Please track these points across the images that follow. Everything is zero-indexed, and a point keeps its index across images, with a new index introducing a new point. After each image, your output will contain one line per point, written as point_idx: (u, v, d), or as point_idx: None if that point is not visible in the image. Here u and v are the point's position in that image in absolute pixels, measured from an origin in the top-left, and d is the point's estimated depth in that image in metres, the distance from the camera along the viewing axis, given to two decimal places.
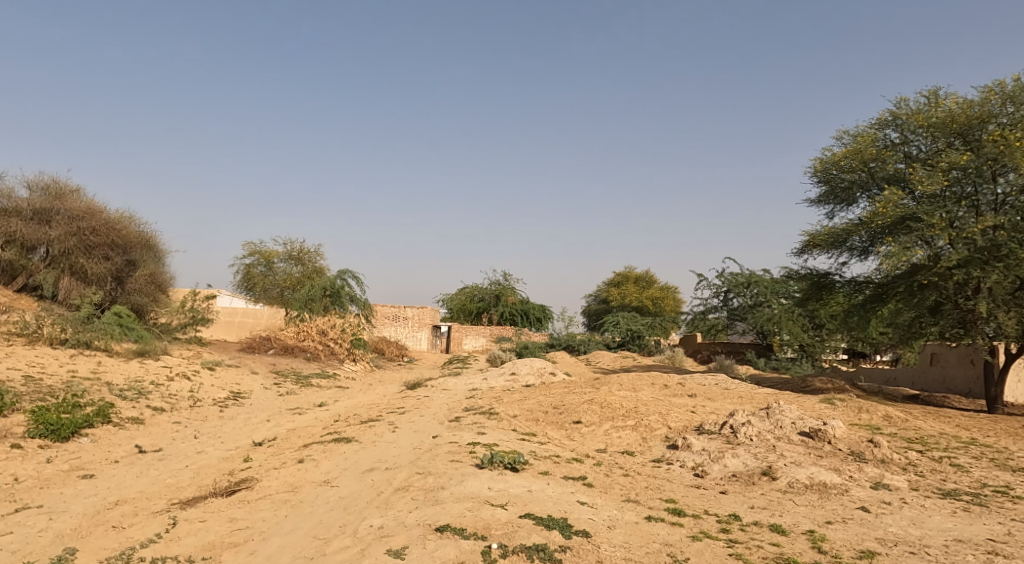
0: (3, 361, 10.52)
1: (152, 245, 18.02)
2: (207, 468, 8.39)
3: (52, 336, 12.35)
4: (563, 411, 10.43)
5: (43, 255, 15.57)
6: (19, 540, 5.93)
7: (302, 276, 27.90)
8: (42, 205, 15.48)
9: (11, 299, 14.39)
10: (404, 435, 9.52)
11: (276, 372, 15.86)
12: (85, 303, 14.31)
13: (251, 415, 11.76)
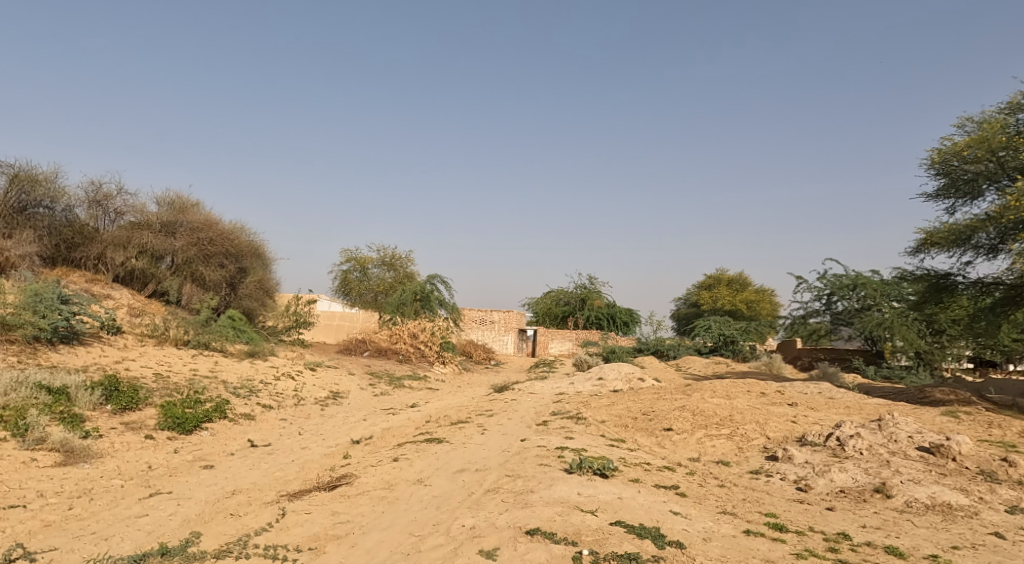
0: (138, 360, 11.58)
1: (261, 253, 19.24)
2: (310, 463, 8.87)
3: (177, 338, 13.45)
4: (653, 418, 10.23)
5: (169, 264, 16.96)
6: (153, 522, 6.52)
7: (394, 281, 28.91)
8: (168, 219, 16.87)
9: (143, 304, 15.81)
10: (493, 438, 9.66)
11: (371, 374, 16.52)
12: (204, 307, 15.52)
13: (349, 414, 12.33)
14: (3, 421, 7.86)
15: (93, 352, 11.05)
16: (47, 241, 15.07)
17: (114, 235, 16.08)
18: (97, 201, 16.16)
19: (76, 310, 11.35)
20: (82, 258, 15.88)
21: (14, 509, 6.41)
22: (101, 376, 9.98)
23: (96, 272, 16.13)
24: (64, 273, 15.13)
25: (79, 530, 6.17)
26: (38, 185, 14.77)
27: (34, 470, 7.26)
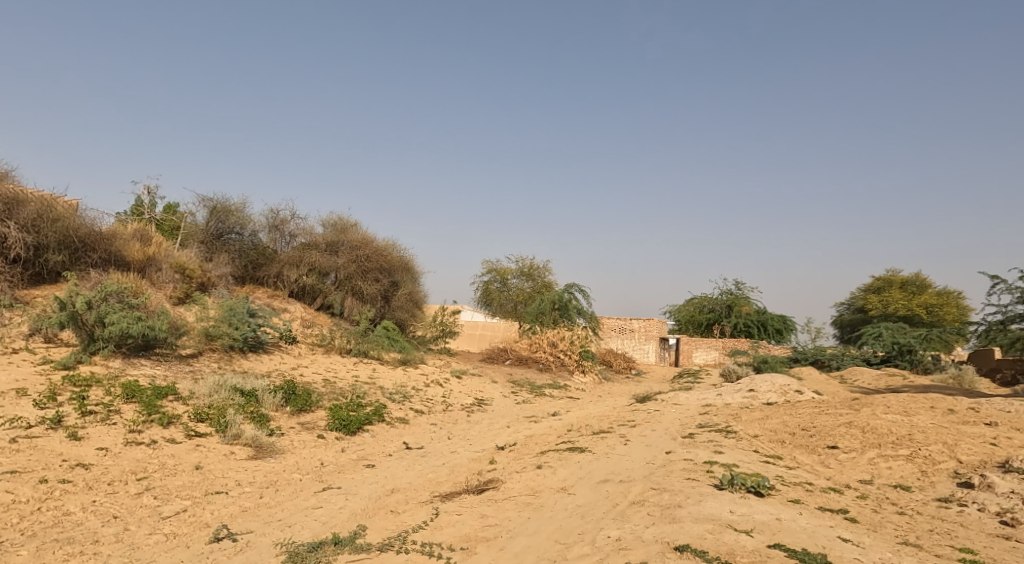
0: (309, 366, 12.82)
1: (411, 268, 20.44)
2: (459, 467, 9.29)
3: (341, 346, 14.68)
4: (814, 434, 9.52)
5: (333, 280, 18.58)
6: (327, 514, 7.18)
7: (533, 291, 29.43)
8: (332, 239, 18.56)
9: (313, 316, 17.48)
10: (637, 449, 9.52)
11: (513, 382, 16.93)
12: (363, 318, 16.82)
13: (494, 420, 12.74)
14: (209, 418, 9.05)
15: (274, 359, 12.40)
16: (238, 262, 17.20)
17: (289, 256, 17.90)
18: (275, 226, 18.16)
19: (261, 321, 12.82)
20: (265, 276, 17.83)
21: (218, 494, 7.37)
22: (281, 381, 11.17)
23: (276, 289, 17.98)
24: (251, 290, 17.11)
25: (267, 517, 6.95)
26: (230, 215, 16.95)
27: (233, 461, 8.30)
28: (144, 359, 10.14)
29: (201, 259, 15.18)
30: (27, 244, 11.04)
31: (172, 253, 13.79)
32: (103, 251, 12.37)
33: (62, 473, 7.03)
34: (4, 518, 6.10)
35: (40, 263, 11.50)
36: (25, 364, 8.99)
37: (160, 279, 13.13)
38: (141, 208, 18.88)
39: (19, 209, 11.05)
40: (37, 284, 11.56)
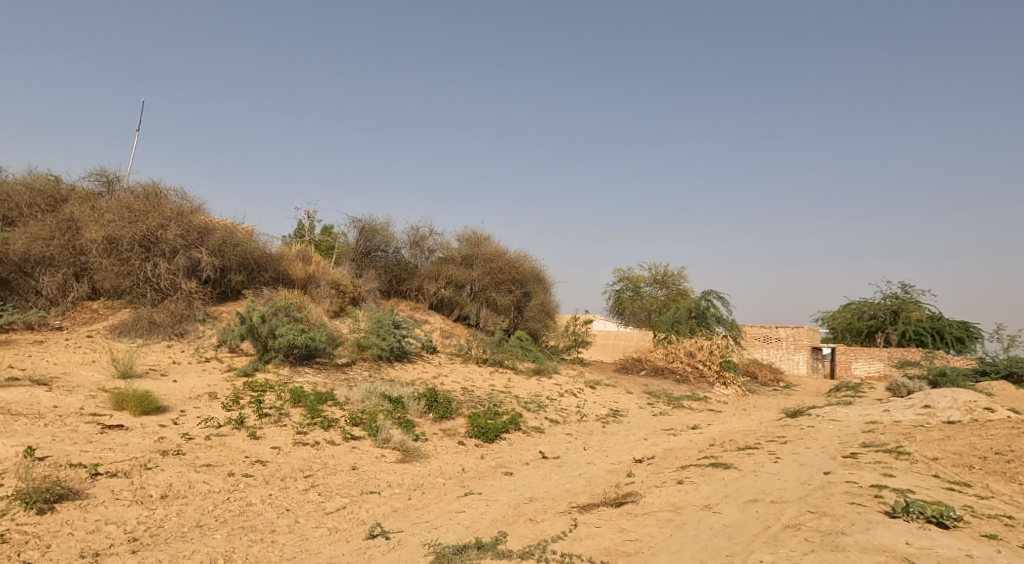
0: (449, 375, 13.34)
1: (542, 278, 20.65)
2: (597, 479, 9.21)
3: (477, 356, 15.14)
4: (1011, 460, 8.35)
5: (469, 292, 19.25)
6: (470, 518, 7.42)
7: (667, 299, 28.64)
8: (466, 253, 19.25)
9: (451, 327, 18.23)
10: (789, 467, 8.91)
11: (649, 393, 16.52)
12: (497, 329, 17.25)
13: (630, 432, 12.51)
14: (362, 423, 9.72)
15: (418, 368, 13.07)
16: (383, 277, 18.39)
17: (428, 270, 18.84)
18: (416, 243, 19.19)
19: (405, 332, 13.56)
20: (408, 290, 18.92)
21: (372, 494, 7.89)
22: (424, 389, 11.74)
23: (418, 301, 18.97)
24: (395, 303, 18.19)
25: (415, 517, 7.32)
26: (376, 234, 18.17)
27: (384, 463, 8.85)
28: (308, 367, 11.11)
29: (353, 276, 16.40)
30: (214, 267, 12.55)
31: (328, 271, 15.04)
32: (273, 270, 13.74)
33: (245, 467, 7.89)
34: (201, 505, 6.96)
35: (225, 283, 12.99)
36: (214, 371, 10.22)
37: (319, 295, 14.30)
38: (302, 231, 20.79)
39: (207, 236, 12.60)
40: (222, 301, 13.05)
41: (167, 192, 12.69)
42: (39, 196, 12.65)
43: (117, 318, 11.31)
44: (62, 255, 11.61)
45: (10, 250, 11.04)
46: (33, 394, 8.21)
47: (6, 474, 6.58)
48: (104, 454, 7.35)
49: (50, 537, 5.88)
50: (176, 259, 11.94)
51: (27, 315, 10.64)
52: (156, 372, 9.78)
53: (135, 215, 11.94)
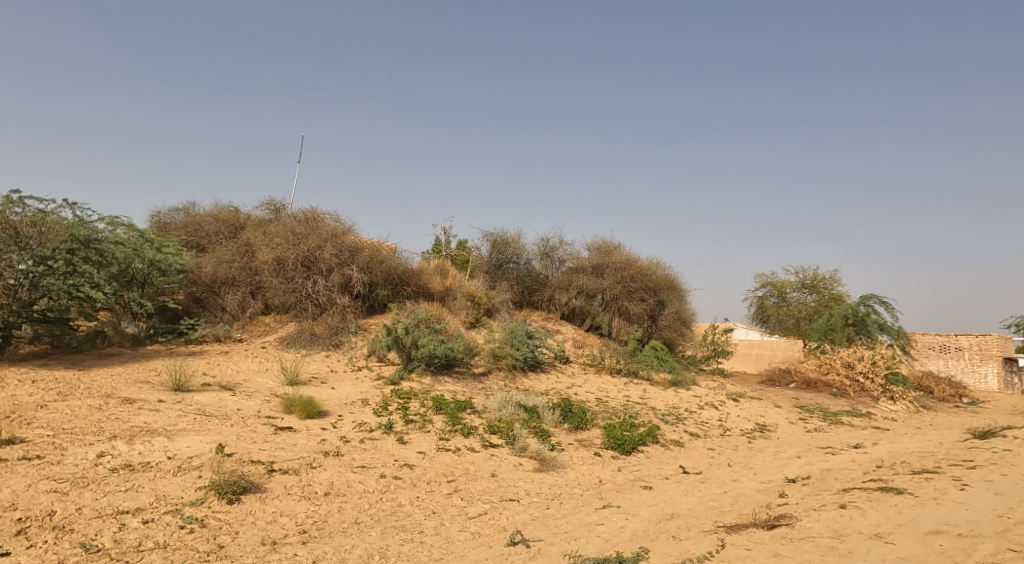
0: (583, 386, 13.23)
1: (676, 285, 19.96)
2: (745, 498, 8.68)
3: (611, 366, 14.91)
4: None
5: (601, 301, 19.00)
6: (609, 531, 7.30)
7: (819, 305, 25.52)
8: (597, 262, 19.10)
9: (583, 337, 18.05)
10: (978, 497, 7.84)
11: (800, 407, 15.31)
12: (631, 338, 16.87)
13: (781, 449, 11.66)
14: (500, 431, 9.93)
15: (551, 378, 13.11)
16: (516, 288, 18.80)
17: (559, 280, 18.92)
18: (546, 254, 19.37)
19: (538, 343, 13.68)
20: (540, 300, 19.09)
21: (512, 502, 8.02)
22: (559, 398, 11.76)
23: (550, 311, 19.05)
24: (527, 314, 18.44)
25: (555, 527, 7.34)
26: (508, 247, 18.77)
27: (522, 472, 8.97)
28: (447, 376, 11.54)
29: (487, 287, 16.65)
30: (364, 282, 13.48)
31: (464, 283, 15.39)
32: (415, 284, 14.45)
33: (394, 470, 8.36)
34: (358, 503, 7.46)
35: (373, 297, 13.90)
36: (365, 379, 10.95)
37: (456, 307, 14.72)
38: (439, 246, 21.71)
39: (357, 254, 13.59)
40: (371, 314, 13.95)
41: (323, 216, 13.85)
42: (222, 225, 14.39)
43: (285, 330, 12.53)
44: (242, 275, 13.05)
45: (202, 273, 12.76)
46: (220, 397, 9.30)
47: (202, 467, 7.52)
48: (278, 452, 8.15)
49: (237, 525, 6.62)
50: (332, 276, 13.00)
51: (216, 329, 12.05)
52: (317, 380, 10.66)
53: (298, 238, 13.20)
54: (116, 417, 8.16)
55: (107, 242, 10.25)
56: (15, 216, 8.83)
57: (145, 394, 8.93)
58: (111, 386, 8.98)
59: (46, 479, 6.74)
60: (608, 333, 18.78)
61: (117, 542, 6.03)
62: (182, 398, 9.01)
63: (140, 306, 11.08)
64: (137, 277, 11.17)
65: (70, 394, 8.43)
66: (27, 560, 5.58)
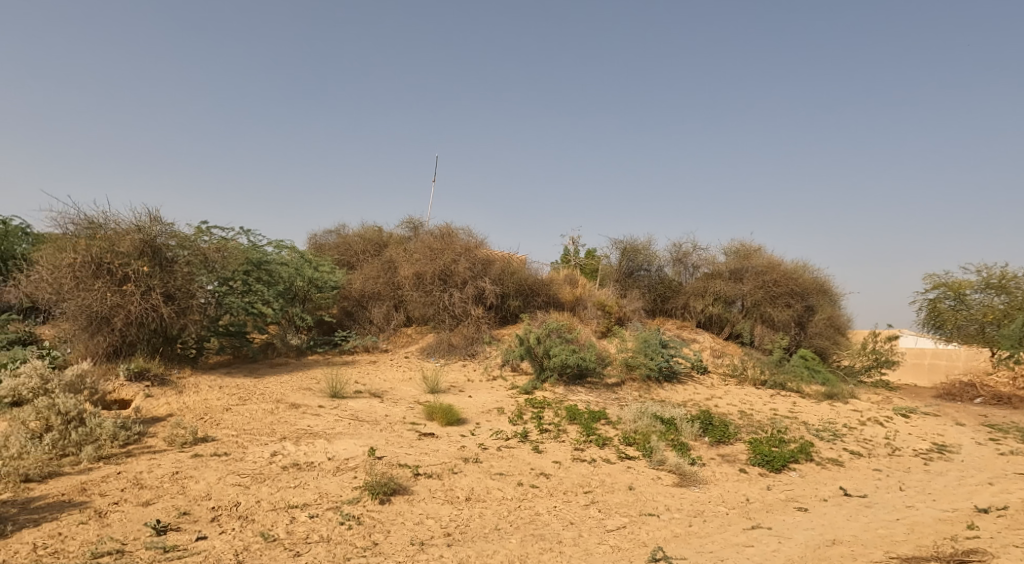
0: (724, 398, 12.55)
1: (827, 288, 17.82)
2: (922, 527, 7.76)
3: (755, 378, 13.97)
4: None
5: (740, 308, 17.58)
6: (760, 554, 6.88)
7: (1011, 309, 20.70)
8: (735, 266, 17.62)
9: (721, 346, 16.85)
10: None
11: (990, 426, 13.34)
12: (776, 347, 15.50)
13: (965, 474, 10.26)
14: (636, 443, 9.74)
15: (689, 390, 12.61)
16: (648, 296, 18.34)
17: (693, 286, 17.93)
18: (679, 259, 18.52)
19: (673, 352, 13.22)
20: (673, 308, 18.44)
21: (652, 516, 7.84)
22: (698, 410, 11.29)
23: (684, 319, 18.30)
24: (661, 322, 17.90)
25: (699, 546, 7.06)
26: (638, 253, 18.24)
27: (661, 486, 8.71)
28: (580, 387, 11.54)
29: (618, 296, 15.92)
30: (496, 294, 13.88)
31: (593, 292, 15.14)
32: (544, 295, 14.70)
33: (531, 479, 8.51)
34: (498, 510, 7.68)
35: (505, 308, 14.30)
36: (500, 388, 11.28)
37: (586, 315, 14.49)
38: (567, 257, 21.96)
39: (489, 267, 14.06)
40: (503, 324, 14.35)
41: (457, 231, 14.51)
42: (368, 244, 15.68)
43: (425, 341, 13.29)
44: (386, 289, 14.00)
45: (352, 288, 14.03)
46: (371, 404, 10.06)
47: (357, 468, 8.18)
48: (423, 457, 8.65)
49: (389, 524, 7.11)
50: (466, 289, 13.55)
51: (365, 340, 13.08)
52: (456, 388, 11.15)
53: (435, 253, 13.91)
54: (285, 420, 9.13)
55: (276, 263, 11.93)
56: (204, 244, 10.26)
57: (308, 400, 9.90)
58: (280, 392, 10.06)
59: (231, 474, 7.71)
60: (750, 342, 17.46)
61: (289, 533, 6.73)
62: (338, 404, 9.88)
63: (303, 321, 12.55)
64: (299, 295, 12.60)
65: (248, 399, 9.57)
66: (220, 544, 6.41)
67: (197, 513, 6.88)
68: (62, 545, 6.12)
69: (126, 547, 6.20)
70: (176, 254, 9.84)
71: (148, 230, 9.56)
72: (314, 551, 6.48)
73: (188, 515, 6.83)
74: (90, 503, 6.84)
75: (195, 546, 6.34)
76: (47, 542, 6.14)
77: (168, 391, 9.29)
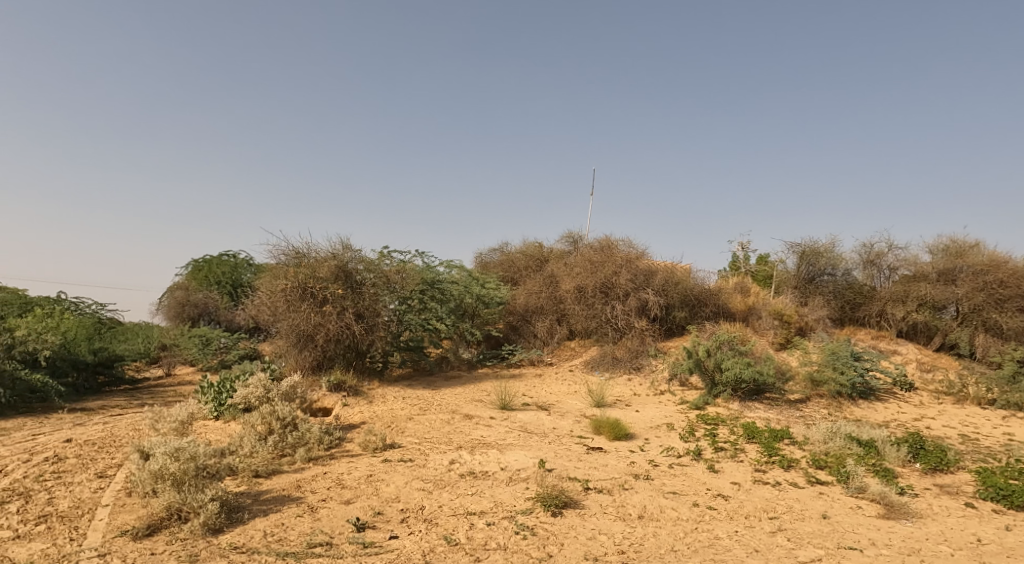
0: (938, 419, 10.82)
1: None
2: None
3: (979, 396, 11.87)
4: None
5: (954, 314, 15.09)
6: None
7: None
8: (944, 265, 15.27)
9: (933, 359, 14.61)
10: None
11: None
12: (1006, 359, 12.77)
13: None
14: (829, 466, 8.77)
15: (891, 409, 11.07)
16: (833, 303, 16.41)
17: (891, 291, 15.78)
18: (871, 261, 16.67)
19: (870, 365, 11.73)
20: (865, 317, 16.25)
21: (853, 551, 6.97)
22: (905, 433, 9.87)
23: (880, 329, 16.08)
24: (851, 332, 15.96)
25: None
26: (820, 256, 16.70)
27: (862, 517, 7.70)
28: (758, 403, 10.72)
29: (798, 305, 14.62)
30: (661, 305, 13.44)
31: (770, 301, 14.02)
32: (713, 305, 13.98)
33: (708, 500, 8.03)
34: (674, 531, 7.35)
35: (671, 320, 13.81)
36: (669, 404, 10.86)
37: (761, 326, 13.45)
38: (737, 265, 20.86)
39: (652, 278, 13.67)
40: (670, 336, 13.86)
41: (617, 243, 14.41)
42: (530, 260, 16.20)
43: (589, 354, 13.32)
44: (549, 303, 14.31)
45: (517, 304, 14.51)
46: (539, 417, 10.27)
47: (529, 479, 8.37)
48: (592, 471, 8.61)
49: (562, 537, 7.15)
50: (629, 301, 13.27)
51: (531, 354, 13.41)
52: (622, 402, 10.96)
53: (596, 266, 13.87)
54: (460, 430, 9.67)
55: (445, 282, 12.65)
56: (386, 267, 11.32)
57: (480, 411, 10.40)
58: (455, 403, 10.68)
59: (417, 479, 8.34)
60: (970, 354, 14.65)
61: (469, 539, 7.07)
62: (508, 416, 10.24)
63: (472, 335, 13.25)
64: (469, 311, 13.38)
65: (428, 409, 10.30)
66: (410, 544, 6.94)
67: (389, 514, 7.54)
68: (285, 534, 7.05)
69: (333, 540, 6.97)
70: (364, 277, 10.98)
71: (341, 257, 10.78)
72: (493, 558, 6.74)
73: (382, 515, 7.50)
74: (304, 499, 7.81)
75: (389, 544, 6.95)
76: (273, 530, 7.12)
77: (361, 401, 10.37)
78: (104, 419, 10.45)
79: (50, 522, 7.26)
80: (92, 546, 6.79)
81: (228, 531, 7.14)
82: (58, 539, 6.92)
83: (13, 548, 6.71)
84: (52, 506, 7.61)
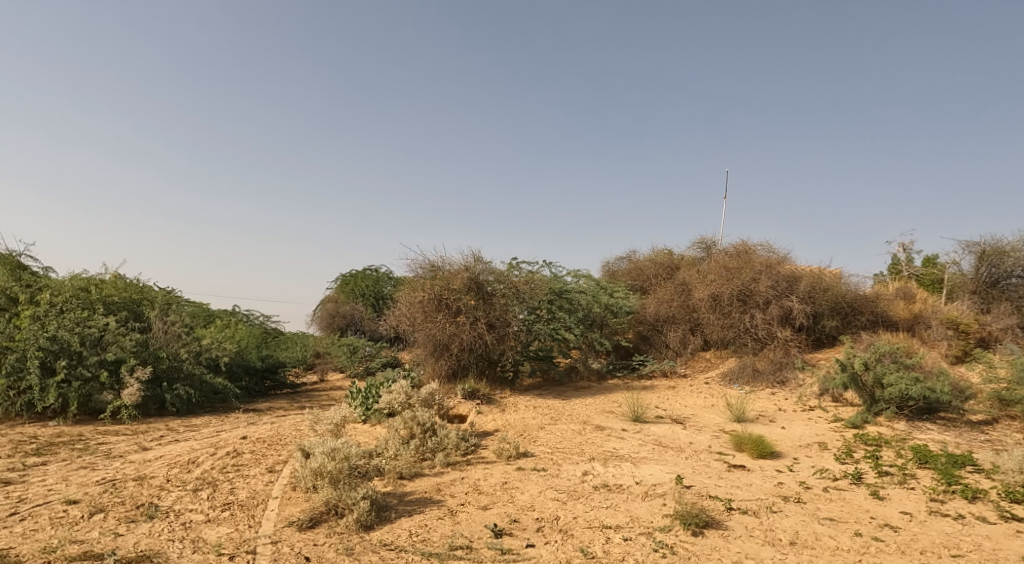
0: None
1: None
2: None
3: None
4: None
5: None
6: None
7: None
8: None
9: None
10: None
11: None
12: None
13: None
14: None
15: None
16: None
17: None
18: None
19: None
20: None
21: None
22: None
23: None
24: None
25: None
26: (1006, 256, 14.37)
27: None
28: (931, 423, 9.42)
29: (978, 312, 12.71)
30: (808, 313, 12.36)
31: (940, 308, 12.33)
32: (870, 313, 12.60)
33: (874, 529, 7.15)
34: (833, 561, 6.63)
35: (819, 329, 12.65)
36: (821, 421, 9.89)
37: (931, 336, 11.84)
38: (899, 268, 18.59)
39: (796, 284, 12.63)
40: (819, 347, 12.69)
41: (756, 248, 13.53)
42: (660, 267, 15.64)
43: (727, 366, 12.53)
44: (681, 312, 13.68)
45: (647, 312, 14.04)
46: (673, 430, 9.85)
47: (666, 496, 8.00)
48: (735, 491, 8.04)
49: (705, 558, 6.75)
50: (770, 309, 12.37)
51: (663, 365, 12.92)
52: (766, 418, 10.17)
53: (732, 272, 13.12)
54: (592, 442, 9.52)
55: (574, 293, 12.63)
56: (515, 277, 11.51)
57: (612, 423, 10.19)
58: (586, 414, 10.56)
59: (551, 489, 8.32)
60: None
61: (606, 553, 6.91)
62: (641, 428, 9.93)
63: (601, 345, 13.00)
64: (597, 320, 13.23)
65: (559, 420, 10.29)
66: (546, 553, 6.94)
67: (525, 522, 7.58)
68: (428, 535, 7.37)
69: (472, 544, 7.15)
70: (495, 288, 11.24)
71: (473, 269, 11.11)
72: None
73: (518, 522, 7.57)
74: (444, 502, 8.12)
75: (525, 552, 6.99)
76: (418, 530, 7.46)
77: (494, 409, 10.62)
78: (272, 419, 11.65)
79: (233, 509, 8.20)
80: (267, 533, 7.55)
81: (378, 528, 7.60)
82: (240, 524, 7.79)
83: (205, 530, 7.64)
84: (234, 495, 8.59)
